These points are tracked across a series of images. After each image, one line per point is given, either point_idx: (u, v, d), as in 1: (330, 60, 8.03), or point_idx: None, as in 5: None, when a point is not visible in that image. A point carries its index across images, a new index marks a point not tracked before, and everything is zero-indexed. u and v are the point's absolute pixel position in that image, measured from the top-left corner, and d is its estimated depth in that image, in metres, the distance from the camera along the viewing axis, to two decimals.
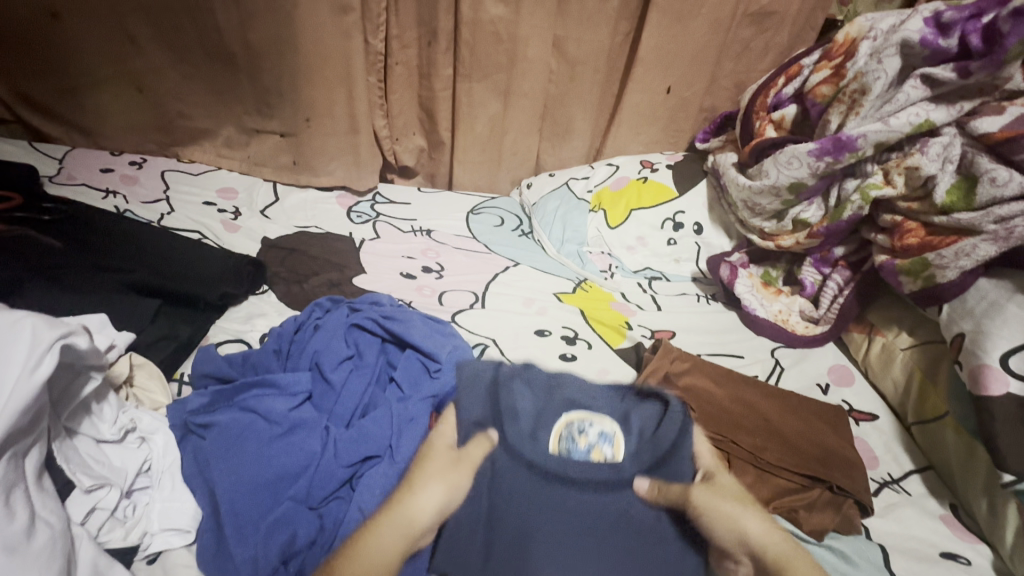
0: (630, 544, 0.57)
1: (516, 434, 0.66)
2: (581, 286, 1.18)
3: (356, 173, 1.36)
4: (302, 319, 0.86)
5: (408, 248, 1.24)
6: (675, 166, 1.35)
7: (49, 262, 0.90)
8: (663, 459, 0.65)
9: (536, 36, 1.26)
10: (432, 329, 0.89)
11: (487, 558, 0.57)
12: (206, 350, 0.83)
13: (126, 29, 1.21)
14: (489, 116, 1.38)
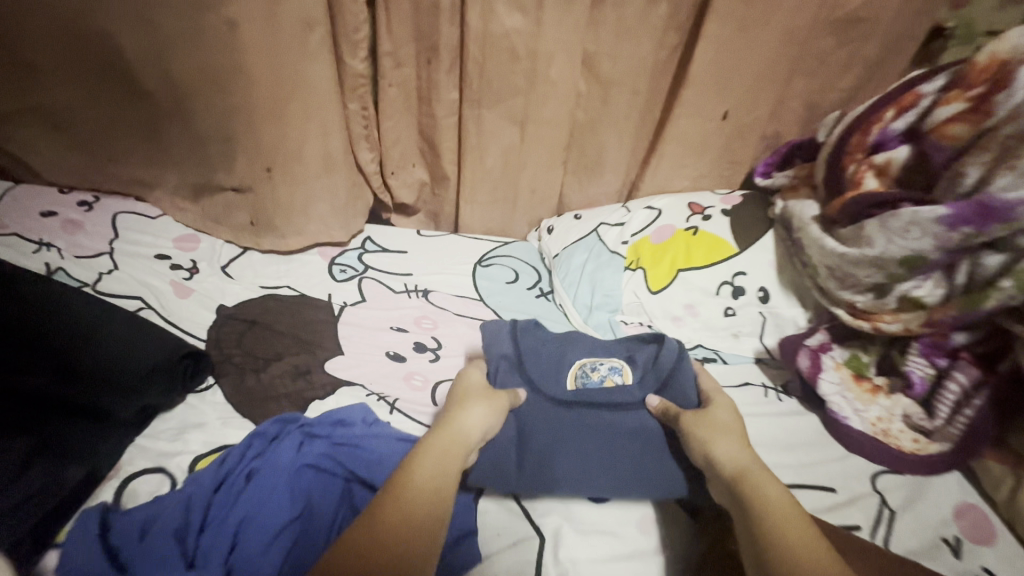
0: (644, 442, 0.72)
1: (539, 373, 0.80)
2: None
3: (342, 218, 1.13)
4: (228, 467, 0.64)
5: (399, 315, 1.00)
6: (732, 212, 1.08)
7: None
8: (667, 383, 0.77)
9: (561, 52, 1.00)
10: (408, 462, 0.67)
11: (520, 466, 0.70)
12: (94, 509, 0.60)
13: (27, 59, 1.01)
14: (502, 147, 1.13)
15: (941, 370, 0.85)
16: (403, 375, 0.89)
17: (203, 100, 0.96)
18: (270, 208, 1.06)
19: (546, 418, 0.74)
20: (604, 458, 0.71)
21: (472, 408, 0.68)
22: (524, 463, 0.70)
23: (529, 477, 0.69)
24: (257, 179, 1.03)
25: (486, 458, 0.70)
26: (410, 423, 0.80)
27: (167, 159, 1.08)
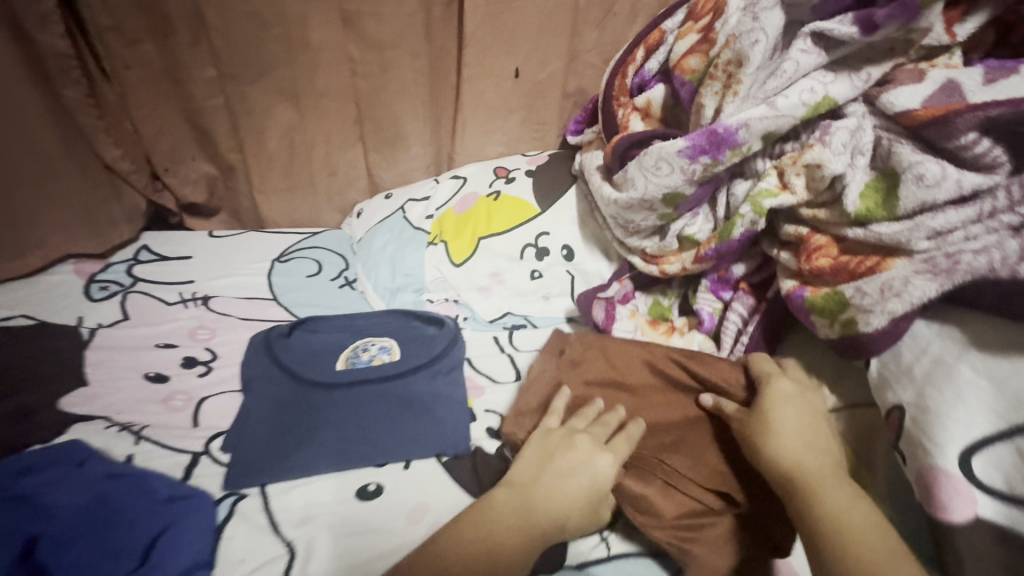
0: (416, 412, 0.72)
1: (305, 367, 0.77)
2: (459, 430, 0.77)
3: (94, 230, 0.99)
4: None
5: (169, 329, 0.87)
6: (536, 172, 1.05)
7: None
8: (435, 360, 0.78)
9: (315, 14, 0.93)
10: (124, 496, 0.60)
11: (278, 437, 0.69)
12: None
13: None
14: (283, 128, 1.03)
15: (726, 303, 0.86)
16: (161, 397, 0.77)
17: None
18: None
19: (309, 407, 0.73)
20: (367, 427, 0.71)
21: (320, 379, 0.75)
22: (283, 440, 0.69)
23: (288, 451, 0.68)
24: None
25: (235, 452, 0.68)
26: (156, 452, 0.69)
27: None
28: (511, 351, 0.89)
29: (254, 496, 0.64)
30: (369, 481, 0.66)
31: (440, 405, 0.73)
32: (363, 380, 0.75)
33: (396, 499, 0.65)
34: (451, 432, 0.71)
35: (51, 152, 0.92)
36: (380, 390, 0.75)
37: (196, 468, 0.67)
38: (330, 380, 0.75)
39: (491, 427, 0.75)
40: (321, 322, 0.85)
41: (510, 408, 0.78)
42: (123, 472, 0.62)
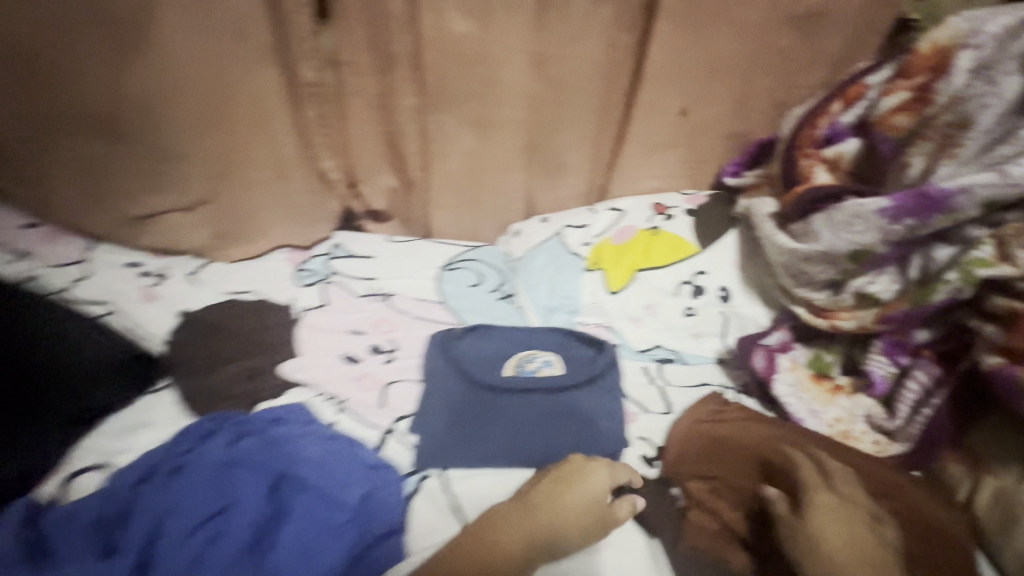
0: (580, 426, 0.77)
1: (478, 368, 0.85)
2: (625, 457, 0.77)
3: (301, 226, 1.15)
4: (168, 457, 0.67)
5: (360, 318, 1.01)
6: (696, 212, 1.07)
7: None
8: (596, 378, 0.82)
9: (511, 56, 1.02)
10: (339, 455, 0.71)
11: (455, 428, 0.78)
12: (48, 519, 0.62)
13: None
14: (464, 152, 1.15)
15: (902, 368, 0.80)
16: (356, 376, 0.90)
17: (159, 117, 0.95)
18: (232, 215, 1.08)
19: (481, 405, 0.80)
20: (535, 433, 0.76)
21: (493, 381, 0.82)
22: (459, 431, 0.77)
23: (466, 442, 0.76)
24: (218, 186, 1.04)
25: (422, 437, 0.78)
26: (356, 423, 0.81)
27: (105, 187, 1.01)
28: (661, 384, 0.91)
29: (435, 477, 0.73)
30: None
31: (602, 424, 0.77)
32: (531, 388, 0.81)
33: None
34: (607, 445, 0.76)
35: (290, 160, 1.08)
36: (546, 398, 0.80)
37: (386, 443, 0.78)
38: (499, 384, 0.82)
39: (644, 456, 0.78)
40: (491, 329, 0.93)
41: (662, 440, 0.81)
42: (337, 436, 0.73)
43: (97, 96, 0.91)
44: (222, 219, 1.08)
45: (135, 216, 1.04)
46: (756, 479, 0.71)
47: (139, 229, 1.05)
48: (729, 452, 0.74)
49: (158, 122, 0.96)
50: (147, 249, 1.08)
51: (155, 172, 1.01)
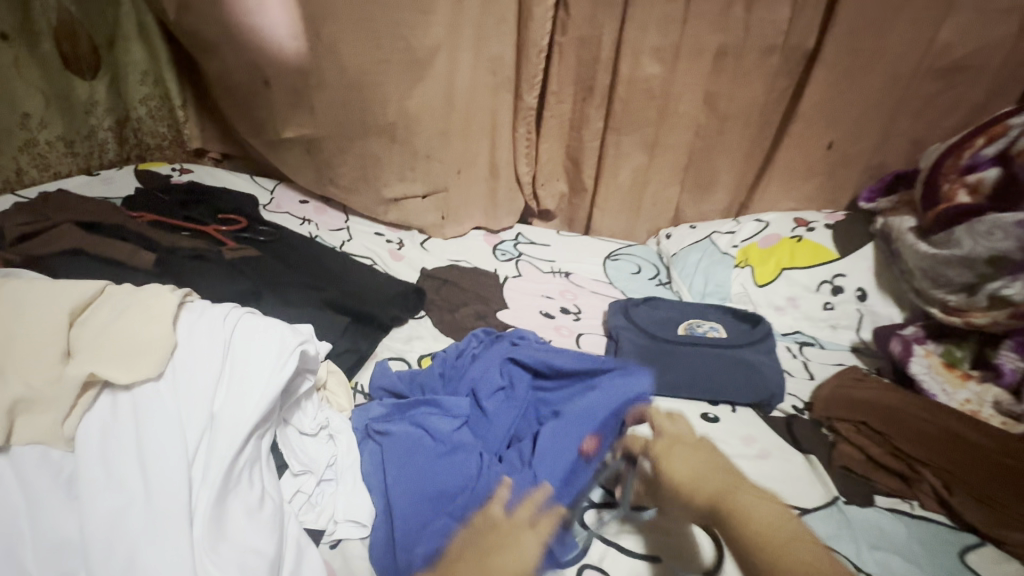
0: (748, 371, 0.98)
1: (657, 327, 1.09)
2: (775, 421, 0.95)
3: (492, 214, 1.47)
4: (462, 347, 0.94)
5: (547, 288, 1.29)
6: (835, 227, 1.26)
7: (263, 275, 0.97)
8: (757, 341, 1.04)
9: (688, 92, 1.29)
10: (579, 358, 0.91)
11: (644, 365, 1.01)
12: (383, 364, 0.93)
13: (263, 73, 1.30)
14: (633, 167, 1.41)
15: None
16: (553, 327, 1.17)
17: (422, 128, 1.32)
18: (455, 204, 1.44)
19: (664, 351, 1.03)
20: (711, 373, 0.98)
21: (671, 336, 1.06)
22: (647, 367, 1.00)
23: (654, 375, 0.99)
24: (452, 180, 1.41)
25: None
26: None
27: (375, 173, 1.39)
28: (803, 359, 1.10)
29: None
30: (709, 411, 0.94)
31: (766, 372, 0.98)
32: (704, 342, 1.04)
33: (731, 427, 0.91)
34: (773, 388, 0.96)
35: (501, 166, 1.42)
36: (717, 351, 1.02)
37: None
38: (677, 339, 1.05)
39: (795, 406, 0.98)
40: (661, 302, 1.17)
41: (807, 398, 1.00)
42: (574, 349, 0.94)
43: (390, 110, 1.29)
44: (447, 206, 1.44)
45: (388, 198, 1.41)
46: (898, 430, 0.89)
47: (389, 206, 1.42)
48: (868, 408, 0.92)
49: (422, 131, 1.32)
50: (388, 223, 1.44)
51: (410, 166, 1.38)
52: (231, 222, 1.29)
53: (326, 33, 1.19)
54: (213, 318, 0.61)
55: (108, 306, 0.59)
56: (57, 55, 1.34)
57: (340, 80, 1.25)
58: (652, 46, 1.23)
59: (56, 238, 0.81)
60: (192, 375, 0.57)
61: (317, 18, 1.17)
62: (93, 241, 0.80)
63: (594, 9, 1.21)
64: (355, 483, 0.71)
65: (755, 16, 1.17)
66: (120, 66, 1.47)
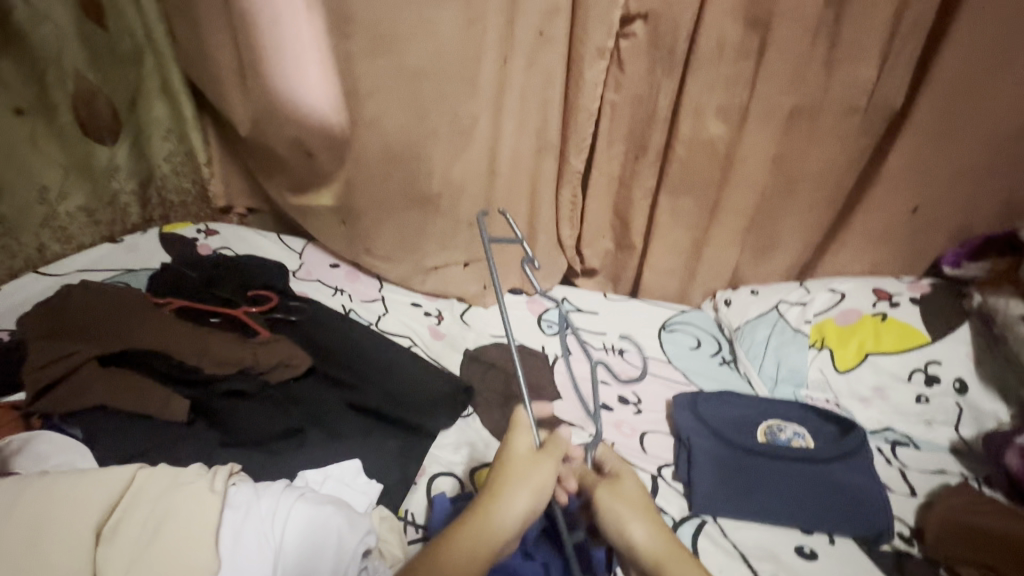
0: (849, 501, 0.86)
1: (733, 433, 0.97)
2: (886, 560, 0.82)
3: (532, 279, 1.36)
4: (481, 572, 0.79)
5: (602, 370, 1.18)
6: (922, 300, 1.13)
7: (306, 406, 0.94)
8: (852, 454, 0.92)
9: (755, 154, 1.17)
10: None
11: (725, 484, 0.90)
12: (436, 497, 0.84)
13: (301, 146, 1.27)
14: (690, 227, 1.30)
15: None
16: (614, 423, 1.05)
17: (464, 198, 1.27)
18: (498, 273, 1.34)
19: (746, 468, 0.91)
20: (800, 498, 0.87)
21: (750, 444, 0.94)
22: (726, 487, 0.89)
23: (737, 501, 0.88)
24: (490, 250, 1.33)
25: (703, 493, 0.89)
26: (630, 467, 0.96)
27: (415, 236, 1.32)
28: (898, 466, 0.98)
29: (713, 524, 0.87)
30: (802, 544, 0.84)
31: (870, 500, 0.86)
32: (791, 456, 0.92)
33: (833, 566, 0.81)
34: (876, 517, 0.84)
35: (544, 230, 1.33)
36: (805, 466, 0.90)
37: (659, 486, 0.93)
38: (760, 450, 0.93)
39: (900, 534, 0.86)
40: (734, 394, 1.04)
41: (914, 521, 0.88)
42: None
43: (433, 182, 1.25)
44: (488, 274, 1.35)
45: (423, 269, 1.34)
46: None
47: (426, 274, 1.34)
48: (978, 532, 0.82)
49: (466, 198, 1.27)
50: (423, 290, 1.35)
51: (450, 234, 1.33)
52: (262, 300, 1.20)
53: (369, 108, 1.16)
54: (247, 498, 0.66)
55: (136, 507, 0.63)
56: (76, 124, 1.29)
57: (382, 151, 1.22)
58: (718, 106, 1.12)
59: (84, 390, 0.84)
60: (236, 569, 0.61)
61: (360, 94, 1.14)
62: (123, 401, 0.85)
63: (653, 68, 1.11)
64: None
65: (836, 76, 1.05)
66: (144, 127, 1.39)
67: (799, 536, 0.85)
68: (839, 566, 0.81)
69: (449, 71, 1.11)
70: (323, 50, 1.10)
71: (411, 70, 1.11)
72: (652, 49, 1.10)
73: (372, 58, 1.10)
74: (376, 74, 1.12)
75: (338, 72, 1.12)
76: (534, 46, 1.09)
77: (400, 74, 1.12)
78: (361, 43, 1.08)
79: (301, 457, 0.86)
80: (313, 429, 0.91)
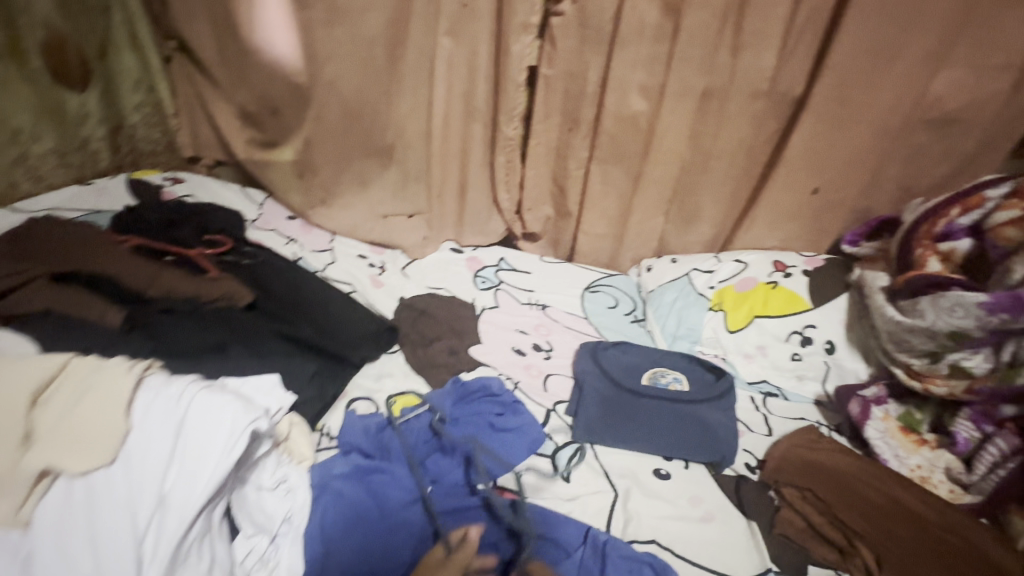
0: (703, 432, 1.01)
1: (620, 376, 1.11)
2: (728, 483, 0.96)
3: (460, 231, 1.49)
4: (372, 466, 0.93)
5: (523, 321, 1.30)
6: (812, 272, 1.25)
7: (237, 327, 1.04)
8: (716, 397, 1.06)
9: (673, 130, 1.27)
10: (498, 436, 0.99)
11: (604, 415, 1.04)
12: (349, 415, 0.97)
13: (268, 102, 1.40)
14: (618, 198, 1.40)
15: (985, 435, 0.98)
16: (523, 366, 1.18)
17: (413, 151, 1.40)
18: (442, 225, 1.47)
19: (624, 404, 1.05)
20: (663, 429, 1.02)
21: (631, 385, 1.08)
22: (604, 418, 1.03)
23: (611, 429, 1.02)
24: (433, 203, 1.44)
25: (583, 423, 1.03)
26: (529, 402, 1.09)
27: (370, 185, 1.45)
28: (764, 413, 1.12)
29: (588, 449, 1.01)
30: (660, 467, 0.98)
31: (721, 433, 1.01)
32: (664, 395, 1.06)
33: (682, 485, 0.95)
34: (723, 446, 0.99)
35: (483, 190, 1.46)
36: (674, 404, 1.04)
37: (550, 418, 1.06)
38: (639, 390, 1.07)
39: (747, 464, 1.01)
40: (630, 345, 1.18)
41: (762, 454, 1.02)
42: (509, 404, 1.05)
43: (388, 134, 1.37)
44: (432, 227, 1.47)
45: (376, 216, 1.47)
46: (840, 496, 0.93)
47: (376, 226, 1.46)
48: (807, 465, 0.97)
49: (415, 152, 1.40)
50: (371, 240, 1.47)
51: (402, 185, 1.45)
52: (217, 244, 1.30)
53: (330, 71, 1.28)
54: (160, 382, 0.67)
55: (66, 383, 0.65)
56: (48, 70, 1.36)
57: (342, 108, 1.33)
58: (639, 84, 1.22)
59: (33, 296, 0.94)
60: (145, 454, 0.63)
61: (318, 57, 1.26)
62: (63, 304, 0.95)
63: (582, 44, 1.20)
64: (306, 544, 0.78)
65: (742, 62, 1.16)
66: (112, 75, 1.48)
67: (658, 461, 0.99)
68: (686, 485, 0.95)
69: (401, 35, 1.23)
70: (289, 15, 1.23)
71: (364, 36, 1.23)
72: (582, 26, 1.18)
73: (328, 27, 1.21)
74: (332, 42, 1.24)
75: (300, 37, 1.25)
76: (461, 17, 1.20)
77: (355, 42, 1.23)
78: (320, 14, 1.20)
79: (220, 369, 0.95)
80: (235, 345, 1.00)
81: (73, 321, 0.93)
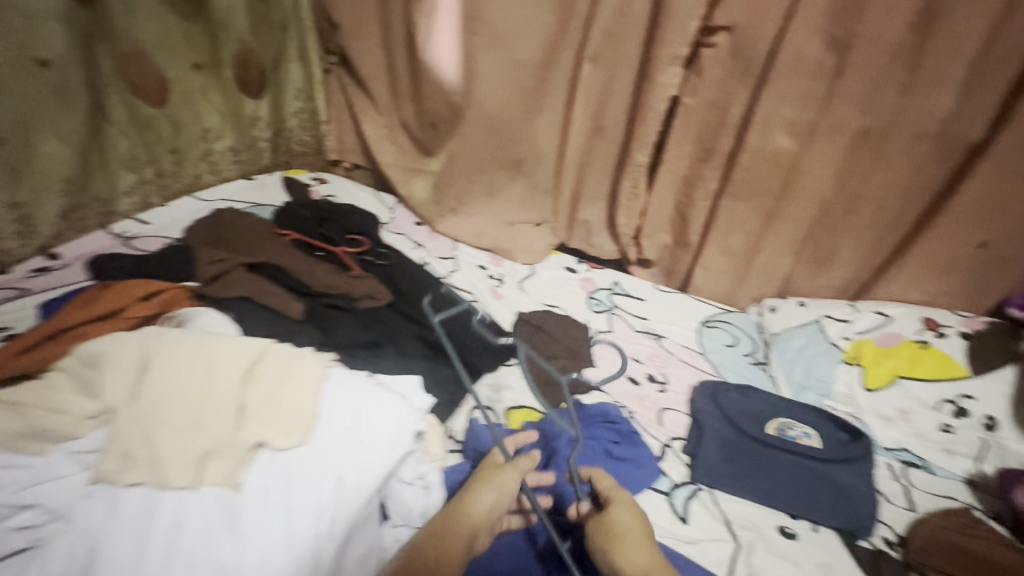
0: (838, 496, 0.95)
1: (744, 420, 1.07)
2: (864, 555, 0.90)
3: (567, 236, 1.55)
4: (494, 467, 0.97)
5: (636, 349, 1.29)
6: (972, 336, 1.13)
7: (385, 325, 1.14)
8: (854, 459, 0.99)
9: (818, 168, 1.21)
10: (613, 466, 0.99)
11: (726, 460, 1.01)
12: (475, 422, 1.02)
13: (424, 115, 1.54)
14: (746, 234, 1.35)
15: None
16: (637, 395, 1.17)
17: (541, 166, 1.46)
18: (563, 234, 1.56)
19: (748, 452, 1.01)
20: (791, 485, 0.97)
21: (756, 432, 1.04)
22: (725, 463, 1.00)
23: (732, 476, 0.99)
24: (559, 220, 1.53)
25: (702, 465, 1.00)
26: (645, 434, 1.08)
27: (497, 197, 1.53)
28: (905, 483, 1.03)
29: (706, 492, 0.98)
30: (786, 525, 0.94)
31: (860, 500, 0.94)
32: (794, 449, 1.01)
33: (810, 548, 0.90)
34: (861, 514, 0.92)
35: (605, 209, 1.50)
36: (806, 460, 0.99)
37: (666, 454, 1.05)
38: (765, 439, 1.02)
39: (886, 538, 0.93)
40: (755, 389, 1.14)
41: (902, 530, 0.94)
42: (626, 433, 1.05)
43: (522, 148, 1.45)
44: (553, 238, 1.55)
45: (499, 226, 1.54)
46: None
47: (496, 239, 1.52)
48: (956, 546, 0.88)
49: (544, 165, 1.46)
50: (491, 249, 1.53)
51: (528, 198, 1.52)
52: (356, 243, 1.42)
53: (477, 91, 1.39)
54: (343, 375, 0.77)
55: (270, 363, 0.75)
56: (235, 80, 1.56)
57: (485, 124, 1.43)
58: (787, 119, 1.17)
59: (232, 284, 1.09)
60: (329, 438, 0.72)
61: (473, 79, 1.37)
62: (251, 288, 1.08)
63: (728, 75, 1.19)
64: None
65: (910, 101, 1.08)
66: (282, 85, 1.67)
67: (783, 518, 0.95)
68: (814, 549, 0.90)
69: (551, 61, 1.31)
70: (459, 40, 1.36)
71: (514, 59, 1.32)
72: (731, 58, 1.17)
73: (487, 51, 1.32)
74: (487, 65, 1.35)
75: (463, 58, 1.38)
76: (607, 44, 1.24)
77: (508, 65, 1.33)
78: (480, 39, 1.31)
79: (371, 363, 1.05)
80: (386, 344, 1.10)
81: (257, 308, 1.06)
